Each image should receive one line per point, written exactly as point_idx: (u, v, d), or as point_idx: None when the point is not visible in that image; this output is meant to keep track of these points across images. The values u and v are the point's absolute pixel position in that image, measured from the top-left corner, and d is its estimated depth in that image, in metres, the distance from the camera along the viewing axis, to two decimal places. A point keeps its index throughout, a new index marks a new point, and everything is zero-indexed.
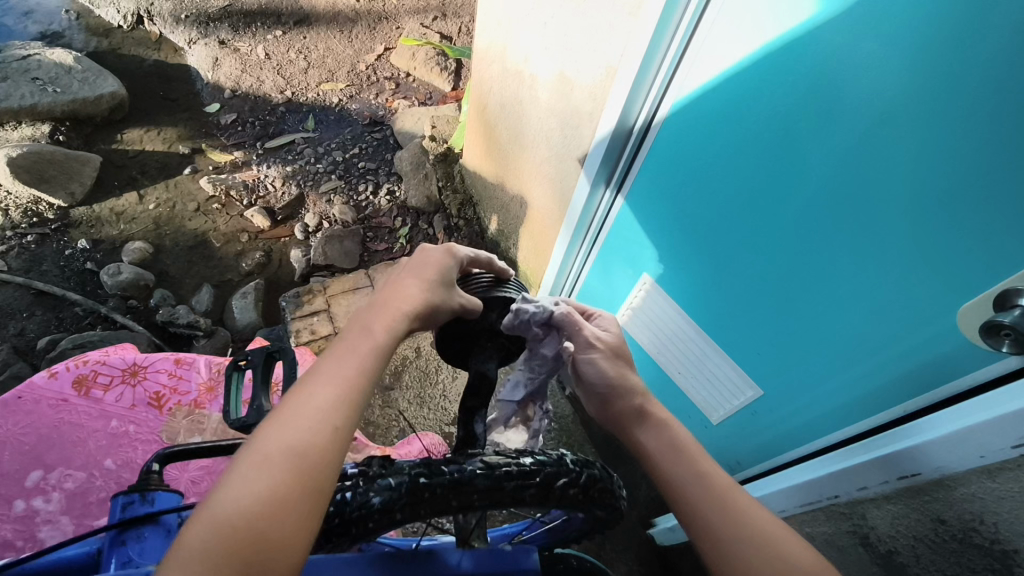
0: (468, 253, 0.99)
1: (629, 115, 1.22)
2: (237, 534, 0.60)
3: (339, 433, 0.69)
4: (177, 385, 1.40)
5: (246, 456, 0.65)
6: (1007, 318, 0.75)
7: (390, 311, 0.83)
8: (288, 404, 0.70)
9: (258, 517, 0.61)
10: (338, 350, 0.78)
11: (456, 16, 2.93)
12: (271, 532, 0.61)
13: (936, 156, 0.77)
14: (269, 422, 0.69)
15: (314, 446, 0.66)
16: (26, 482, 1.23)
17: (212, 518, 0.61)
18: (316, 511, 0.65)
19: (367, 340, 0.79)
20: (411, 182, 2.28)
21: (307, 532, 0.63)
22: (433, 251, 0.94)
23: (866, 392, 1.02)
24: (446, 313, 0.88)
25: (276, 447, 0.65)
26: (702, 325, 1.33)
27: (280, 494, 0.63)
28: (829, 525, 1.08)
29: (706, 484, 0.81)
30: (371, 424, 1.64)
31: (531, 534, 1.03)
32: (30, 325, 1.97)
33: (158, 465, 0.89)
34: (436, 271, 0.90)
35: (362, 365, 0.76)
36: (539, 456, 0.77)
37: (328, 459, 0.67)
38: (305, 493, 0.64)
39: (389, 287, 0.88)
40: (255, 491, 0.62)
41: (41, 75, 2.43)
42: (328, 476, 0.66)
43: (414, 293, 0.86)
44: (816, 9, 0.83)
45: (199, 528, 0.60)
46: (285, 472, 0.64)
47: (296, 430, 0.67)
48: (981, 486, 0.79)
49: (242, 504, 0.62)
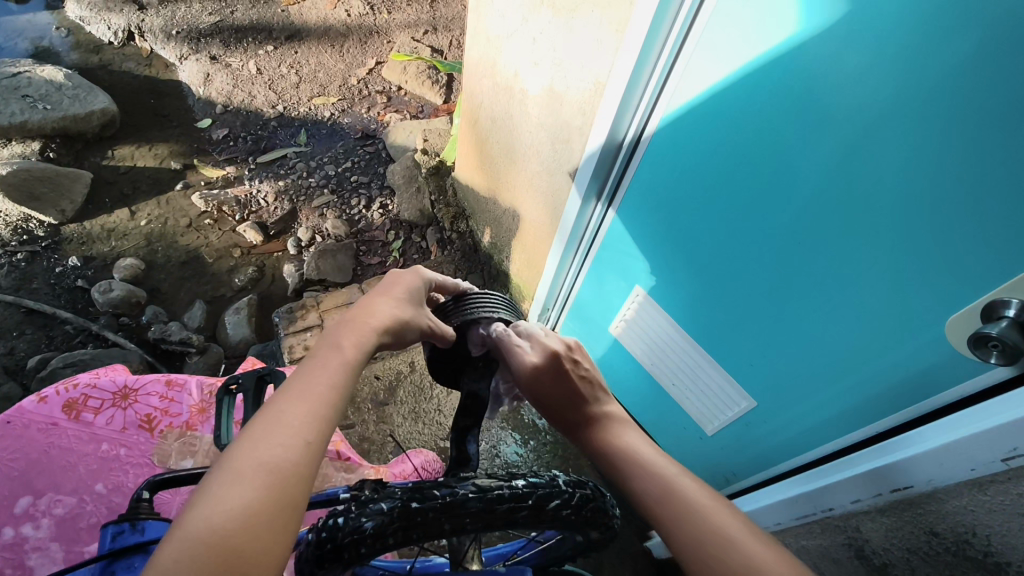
0: (436, 278, 1.01)
1: (618, 131, 1.23)
2: (211, 553, 0.55)
3: (314, 447, 0.65)
4: (169, 407, 1.40)
5: (217, 474, 0.61)
6: (994, 329, 0.76)
7: (359, 327, 0.80)
8: (259, 418, 0.66)
9: (231, 532, 0.57)
10: (306, 365, 0.74)
11: (447, 30, 2.96)
12: (245, 548, 0.57)
13: (930, 160, 0.77)
14: (236, 440, 0.64)
15: (287, 464, 0.62)
16: (15, 509, 1.21)
17: (183, 536, 0.56)
18: (293, 526, 0.61)
19: (335, 354, 0.75)
20: (404, 197, 2.30)
21: (281, 547, 0.59)
22: (402, 274, 0.95)
23: (864, 401, 1.03)
24: (415, 331, 0.88)
25: (249, 462, 0.61)
26: (695, 338, 1.34)
27: (255, 511, 0.59)
28: (824, 538, 1.08)
29: (659, 481, 0.76)
30: (366, 440, 1.63)
31: (526, 555, 1.02)
32: (21, 343, 1.95)
33: (148, 493, 0.87)
34: (404, 290, 0.90)
35: (333, 380, 0.72)
36: (531, 478, 0.77)
37: (303, 475, 0.63)
38: (279, 508, 0.60)
39: (357, 305, 0.85)
40: (229, 507, 0.58)
41: (31, 93, 2.43)
42: (304, 491, 0.63)
43: (384, 309, 0.84)
44: (800, 26, 0.84)
45: (171, 547, 0.55)
46: (259, 487, 0.60)
47: (270, 445, 0.63)
48: (973, 499, 0.79)
49: (216, 521, 0.57)
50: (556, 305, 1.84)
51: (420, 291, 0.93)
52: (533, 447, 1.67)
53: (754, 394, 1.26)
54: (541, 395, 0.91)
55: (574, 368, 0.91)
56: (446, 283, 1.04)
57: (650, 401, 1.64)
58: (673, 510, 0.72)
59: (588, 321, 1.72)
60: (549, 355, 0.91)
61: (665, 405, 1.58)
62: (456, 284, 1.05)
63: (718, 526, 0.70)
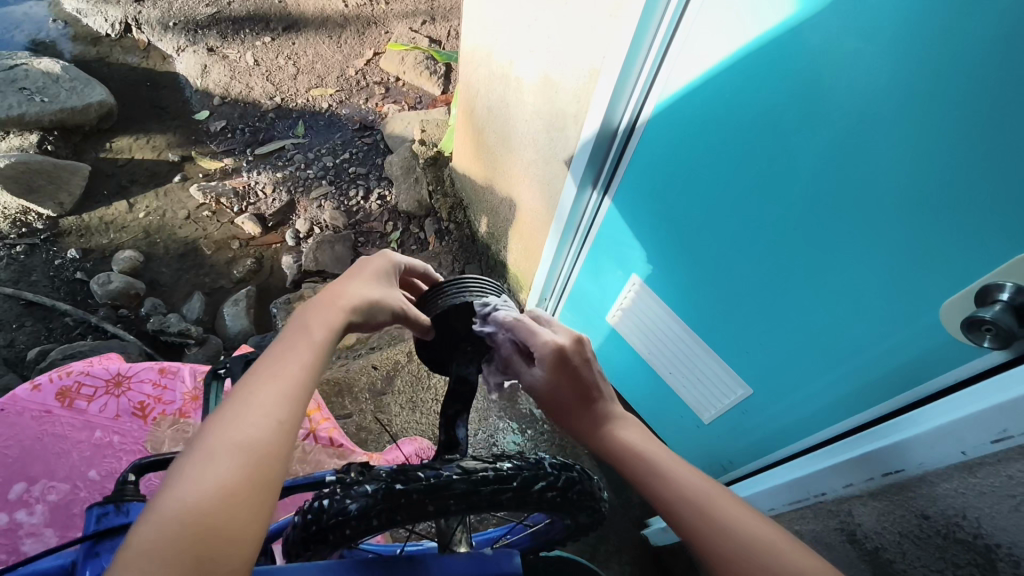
0: (405, 261, 1.00)
1: (613, 117, 1.22)
2: (187, 533, 0.55)
3: (287, 426, 0.65)
4: (162, 395, 1.40)
5: (191, 455, 0.61)
6: (988, 313, 0.75)
7: (331, 307, 0.80)
8: (232, 400, 0.66)
9: (210, 511, 0.57)
10: (278, 347, 0.74)
11: (445, 19, 2.94)
12: (225, 527, 0.57)
13: (923, 149, 0.76)
14: (210, 421, 0.64)
15: (264, 441, 0.63)
16: (9, 495, 1.22)
17: (159, 517, 0.56)
18: (268, 506, 0.61)
19: (304, 335, 0.75)
20: (402, 187, 2.29)
21: (261, 524, 0.60)
22: (371, 258, 0.95)
23: (857, 388, 1.04)
24: (390, 313, 0.88)
25: (224, 441, 0.61)
26: (690, 324, 1.33)
27: (232, 490, 0.59)
28: (817, 523, 1.06)
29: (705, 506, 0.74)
30: (363, 430, 1.63)
31: (514, 538, 1.01)
32: (20, 335, 1.96)
33: (134, 475, 0.89)
34: (376, 273, 0.90)
35: (305, 360, 0.73)
36: (515, 460, 0.77)
37: (279, 452, 0.63)
38: (258, 485, 0.61)
39: (326, 287, 0.85)
40: (207, 487, 0.58)
41: (28, 85, 2.42)
42: (280, 470, 0.63)
43: (355, 290, 0.84)
44: (795, 9, 0.83)
45: (149, 527, 0.55)
46: (236, 466, 0.60)
47: (244, 425, 0.63)
48: (963, 482, 0.78)
49: (188, 503, 0.57)
50: (553, 295, 1.83)
51: (389, 274, 0.93)
52: (531, 436, 1.67)
53: (751, 381, 1.26)
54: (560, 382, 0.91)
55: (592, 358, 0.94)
56: (416, 266, 1.04)
57: (648, 391, 1.64)
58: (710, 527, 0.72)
59: (586, 310, 1.72)
60: (576, 340, 0.94)
61: (662, 393, 1.58)
62: (426, 268, 1.05)
63: (756, 535, 0.71)
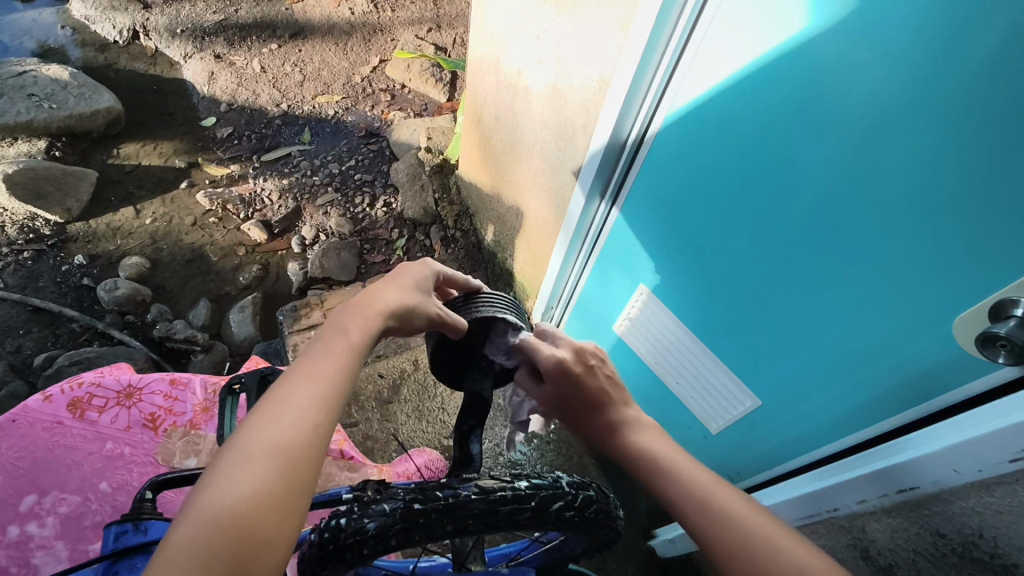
0: (444, 269, 1.00)
1: (622, 129, 1.22)
2: (224, 533, 0.56)
3: (321, 430, 0.65)
4: (173, 406, 1.40)
5: (227, 456, 0.61)
6: (1002, 329, 0.76)
7: (366, 310, 0.80)
8: (267, 402, 0.66)
9: (244, 513, 0.57)
10: (313, 351, 0.74)
11: (450, 27, 2.95)
12: (258, 531, 0.57)
13: (938, 162, 0.76)
14: (246, 422, 0.64)
15: (298, 444, 0.63)
16: (20, 507, 1.23)
17: (195, 517, 0.56)
18: (303, 509, 0.61)
19: (341, 339, 0.76)
20: (407, 195, 2.28)
21: (293, 529, 0.60)
22: (410, 266, 0.95)
23: (869, 402, 1.03)
24: (423, 318, 0.87)
25: (260, 444, 0.61)
26: (700, 336, 1.33)
27: (265, 494, 0.59)
28: (829, 538, 1.06)
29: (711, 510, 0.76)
30: (370, 438, 1.63)
31: (529, 556, 1.00)
32: (27, 341, 1.96)
33: (151, 493, 0.88)
34: (412, 278, 0.90)
35: (339, 364, 0.72)
36: (534, 479, 0.78)
37: (313, 456, 0.63)
38: (291, 489, 0.60)
39: (364, 291, 0.85)
40: (241, 489, 0.58)
41: (36, 92, 2.43)
42: (315, 474, 0.63)
43: (390, 295, 0.84)
44: (808, 22, 0.83)
45: (186, 527, 0.56)
46: (270, 468, 0.60)
47: (278, 427, 0.63)
48: (979, 501, 0.78)
49: (225, 503, 0.57)
50: (559, 303, 1.83)
51: (427, 280, 0.93)
52: (536, 445, 1.67)
53: (759, 392, 1.25)
54: (568, 391, 0.97)
55: (601, 367, 0.98)
56: (450, 274, 1.03)
57: (655, 400, 1.63)
58: (702, 519, 0.76)
59: (591, 319, 1.72)
60: (577, 352, 0.99)
61: (671, 404, 1.57)
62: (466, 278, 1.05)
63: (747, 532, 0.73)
